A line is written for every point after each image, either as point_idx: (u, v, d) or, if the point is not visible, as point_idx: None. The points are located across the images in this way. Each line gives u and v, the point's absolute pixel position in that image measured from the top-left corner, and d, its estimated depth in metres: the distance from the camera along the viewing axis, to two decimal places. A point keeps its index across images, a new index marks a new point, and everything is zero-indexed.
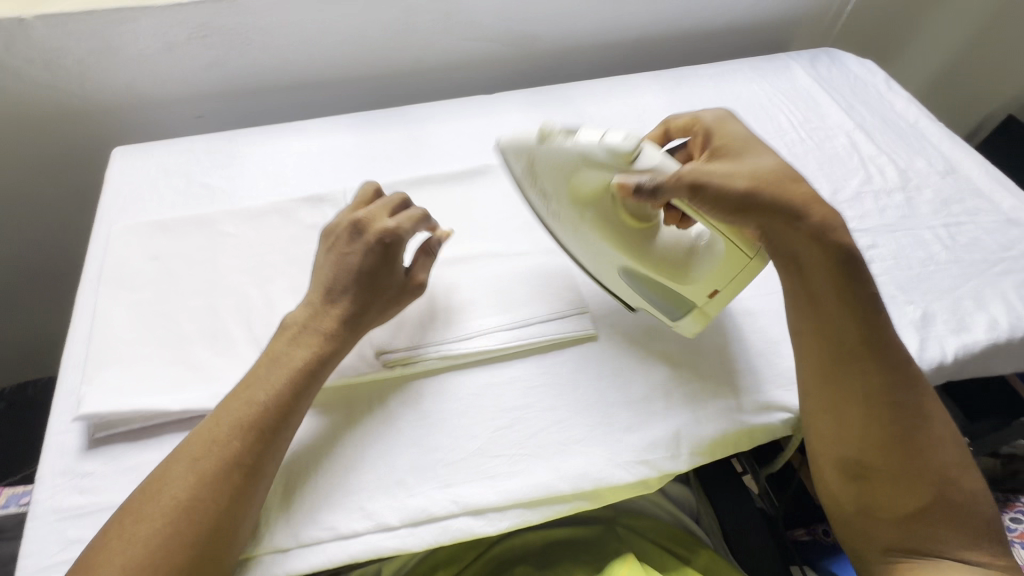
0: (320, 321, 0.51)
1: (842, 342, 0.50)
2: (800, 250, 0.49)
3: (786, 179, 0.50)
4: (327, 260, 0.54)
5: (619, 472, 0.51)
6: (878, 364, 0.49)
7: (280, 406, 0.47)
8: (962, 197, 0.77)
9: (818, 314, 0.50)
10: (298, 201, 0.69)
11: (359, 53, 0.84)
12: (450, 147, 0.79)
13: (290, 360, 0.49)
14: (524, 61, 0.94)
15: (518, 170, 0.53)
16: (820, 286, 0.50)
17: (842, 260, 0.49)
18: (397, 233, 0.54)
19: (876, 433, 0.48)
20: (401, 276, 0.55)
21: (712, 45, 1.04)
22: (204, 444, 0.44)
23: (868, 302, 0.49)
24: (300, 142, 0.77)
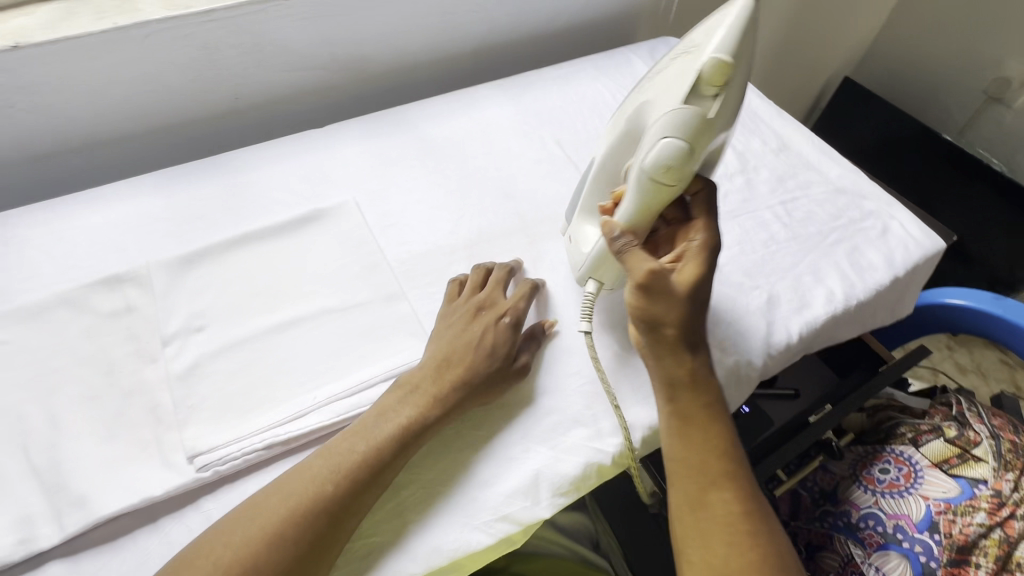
0: (440, 387, 0.50)
1: (707, 468, 0.49)
2: (674, 368, 0.51)
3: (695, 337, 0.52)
4: (452, 315, 0.56)
5: (476, 536, 0.47)
6: (742, 489, 0.48)
7: (379, 459, 0.46)
8: (795, 172, 0.80)
9: (688, 436, 0.50)
10: (89, 287, 0.59)
11: (160, 100, 0.74)
12: (278, 193, 0.71)
13: (396, 416, 0.48)
14: (360, 85, 0.88)
15: (692, 44, 0.51)
16: (691, 414, 0.51)
17: (702, 386, 0.51)
18: (514, 315, 0.56)
19: (739, 565, 0.45)
20: (512, 355, 0.54)
21: (556, 46, 1.03)
22: (301, 482, 0.44)
23: (726, 432, 0.51)
24: (95, 214, 0.66)
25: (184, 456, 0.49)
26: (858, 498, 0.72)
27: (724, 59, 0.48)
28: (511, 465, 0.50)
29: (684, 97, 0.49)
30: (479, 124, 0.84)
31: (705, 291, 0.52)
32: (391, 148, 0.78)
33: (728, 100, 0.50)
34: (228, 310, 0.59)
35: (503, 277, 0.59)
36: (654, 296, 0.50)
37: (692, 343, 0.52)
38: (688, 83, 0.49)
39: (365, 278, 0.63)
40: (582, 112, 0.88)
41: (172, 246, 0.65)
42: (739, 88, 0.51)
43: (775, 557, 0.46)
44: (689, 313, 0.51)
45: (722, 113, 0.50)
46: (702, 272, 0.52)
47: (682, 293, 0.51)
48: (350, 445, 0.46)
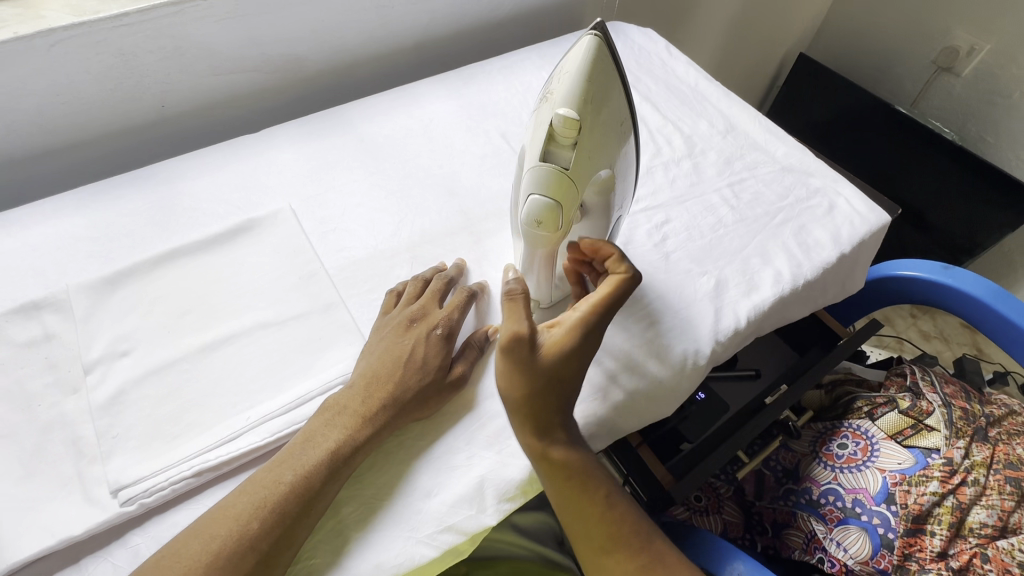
0: (369, 407, 0.48)
1: (594, 535, 0.50)
2: (535, 456, 0.48)
3: (554, 415, 0.49)
4: (384, 330, 0.54)
5: (420, 549, 0.46)
6: (628, 545, 0.49)
7: (306, 489, 0.44)
8: (742, 153, 0.80)
9: (568, 511, 0.50)
10: (3, 316, 0.56)
11: (76, 113, 0.70)
12: (209, 204, 0.68)
13: (322, 441, 0.46)
14: (296, 86, 0.85)
15: (552, 88, 0.44)
16: (563, 496, 0.49)
17: (566, 468, 0.48)
18: (447, 326, 0.54)
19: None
20: (446, 368, 0.52)
21: (501, 36, 1.01)
22: (221, 522, 0.42)
23: (601, 496, 0.50)
24: (10, 237, 0.63)
25: (106, 491, 0.46)
26: (818, 475, 0.73)
27: (570, 111, 0.41)
28: (455, 474, 0.49)
29: (540, 153, 0.44)
30: (421, 121, 0.81)
31: (575, 367, 0.49)
32: (328, 150, 0.75)
33: (596, 143, 0.43)
34: (156, 332, 0.56)
35: (438, 287, 0.58)
36: (513, 361, 0.48)
37: (549, 423, 0.48)
38: (542, 138, 0.43)
39: (300, 289, 0.61)
40: (527, 102, 0.86)
41: (95, 267, 0.61)
42: (604, 126, 0.44)
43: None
44: (549, 389, 0.48)
45: (590, 158, 0.44)
46: (569, 347, 0.48)
47: (543, 367, 0.48)
48: (273, 481, 0.44)
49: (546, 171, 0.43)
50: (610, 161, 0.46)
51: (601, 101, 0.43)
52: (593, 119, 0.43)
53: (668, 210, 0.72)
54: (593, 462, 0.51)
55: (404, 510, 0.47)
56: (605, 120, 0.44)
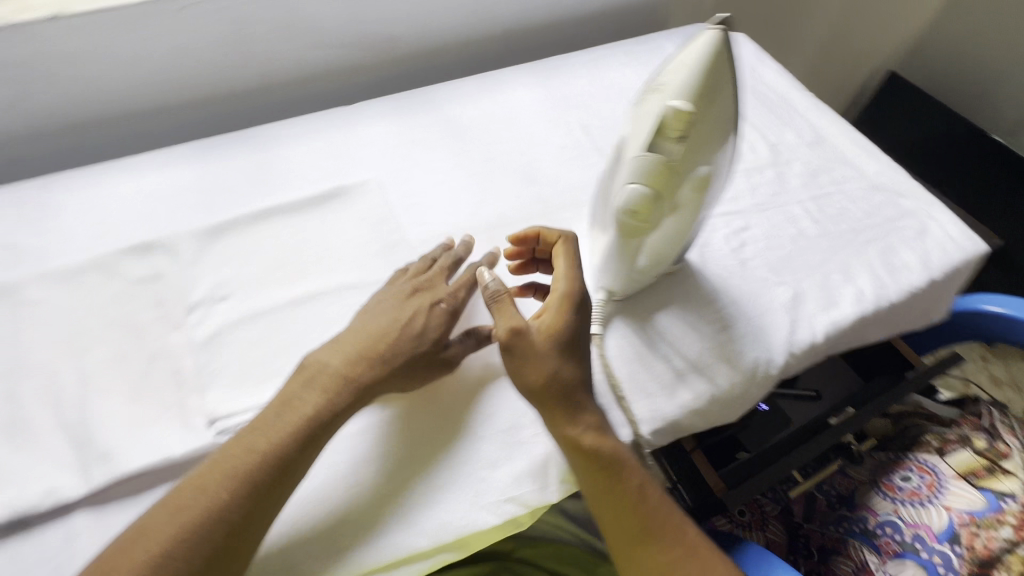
0: (355, 367, 0.49)
1: (630, 530, 0.48)
2: (570, 443, 0.48)
3: (579, 400, 0.49)
4: (387, 295, 0.54)
5: (483, 515, 0.47)
6: (665, 539, 0.48)
7: (279, 458, 0.44)
8: (830, 166, 0.77)
9: (604, 506, 0.48)
10: (121, 253, 0.61)
11: (192, 76, 0.75)
12: (302, 169, 0.72)
13: (300, 406, 0.47)
14: (387, 65, 0.88)
15: (663, 78, 0.44)
16: (596, 487, 0.48)
17: (597, 458, 0.47)
18: (451, 300, 0.55)
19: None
20: (439, 347, 0.52)
21: (588, 31, 1.01)
22: (187, 493, 0.42)
23: (636, 489, 0.48)
24: (128, 183, 0.69)
25: (203, 420, 0.50)
26: (877, 505, 0.72)
27: (681, 104, 0.41)
28: (433, 472, 0.49)
29: (645, 143, 0.44)
30: (505, 108, 0.83)
31: (573, 337, 0.51)
32: (415, 128, 0.78)
33: (700, 138, 0.44)
34: (252, 282, 0.60)
35: (445, 264, 0.58)
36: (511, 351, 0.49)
37: (578, 408, 0.49)
38: (648, 128, 0.44)
39: (384, 257, 0.63)
40: (611, 98, 0.86)
41: (200, 217, 0.66)
42: (712, 122, 0.44)
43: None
44: (564, 369, 0.49)
45: (692, 153, 0.44)
46: (567, 320, 0.51)
47: (543, 348, 0.49)
48: (245, 462, 0.44)
49: (650, 162, 0.43)
50: (710, 160, 0.46)
51: (712, 97, 0.43)
52: (703, 114, 0.43)
53: (748, 217, 0.71)
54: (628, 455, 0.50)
55: (377, 499, 0.47)
56: (714, 118, 0.44)
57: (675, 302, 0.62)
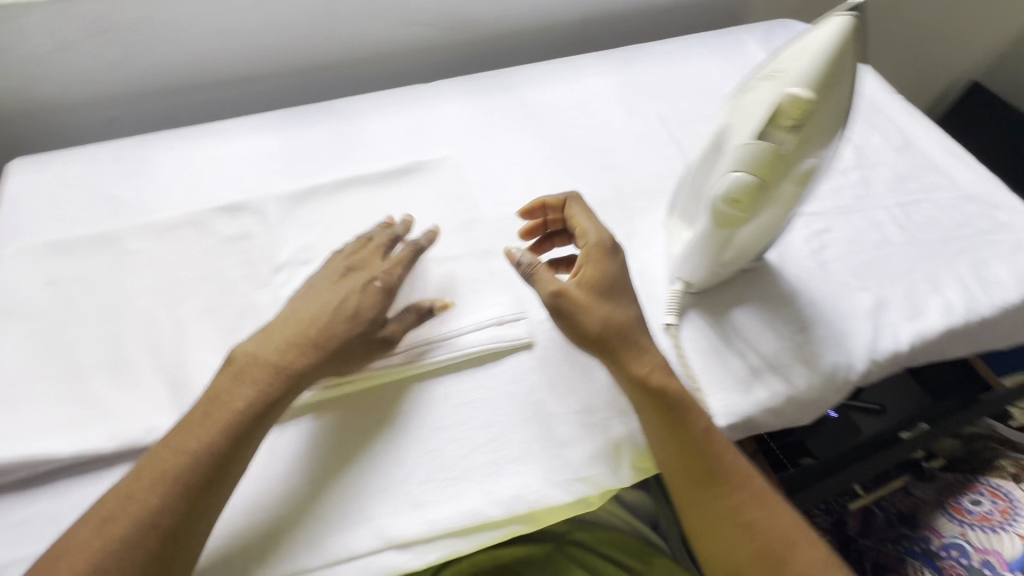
0: (287, 355, 0.47)
1: (696, 471, 0.47)
2: (637, 378, 0.49)
3: (637, 334, 0.50)
4: (319, 277, 0.53)
5: (555, 491, 0.48)
6: (731, 481, 0.47)
7: (212, 457, 0.43)
8: (919, 173, 0.74)
9: (667, 447, 0.48)
10: (213, 211, 0.64)
11: (281, 46, 0.77)
12: (382, 143, 0.73)
13: (231, 399, 0.45)
14: (465, 45, 0.87)
15: (777, 68, 0.45)
16: (661, 424, 0.48)
17: (662, 395, 0.48)
18: (386, 279, 0.53)
19: (742, 558, 0.46)
20: (376, 327, 0.51)
21: (666, 21, 0.99)
22: (119, 502, 0.41)
23: (704, 429, 0.48)
24: (219, 146, 0.71)
25: None
26: (942, 526, 0.71)
27: (802, 91, 0.42)
28: (366, 483, 0.47)
29: (756, 130, 0.44)
30: (581, 94, 0.82)
31: (619, 267, 0.53)
32: (492, 109, 0.78)
33: (814, 129, 0.44)
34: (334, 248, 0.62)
35: (382, 244, 0.56)
36: (566, 311, 0.50)
37: (637, 344, 0.50)
38: (761, 115, 0.44)
39: (460, 233, 0.64)
40: (689, 90, 0.84)
41: (285, 183, 0.68)
42: (827, 114, 0.44)
43: (777, 544, 0.46)
44: (617, 307, 0.51)
45: (803, 143, 0.44)
46: (607, 261, 0.52)
47: (594, 290, 0.51)
48: (173, 466, 0.42)
49: (763, 149, 0.43)
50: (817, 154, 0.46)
51: (830, 88, 0.43)
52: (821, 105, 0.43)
53: (830, 219, 0.68)
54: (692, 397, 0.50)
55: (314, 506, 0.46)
56: (828, 110, 0.44)
57: (752, 299, 0.61)
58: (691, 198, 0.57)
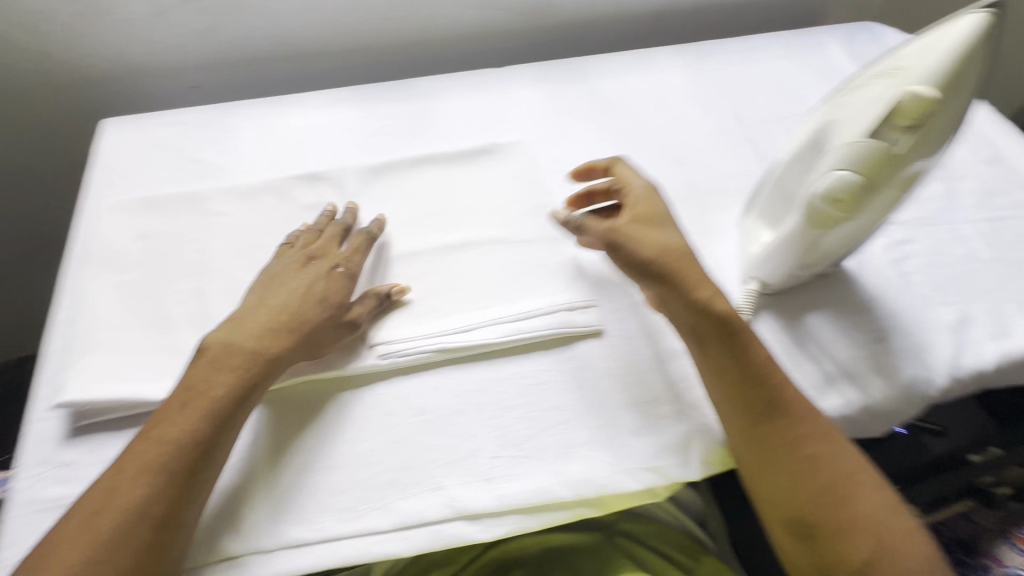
0: (264, 341, 0.48)
1: (758, 400, 0.48)
2: (697, 308, 0.51)
3: (690, 262, 0.53)
4: (278, 267, 0.54)
5: (624, 479, 0.48)
6: (795, 413, 0.48)
7: (197, 444, 0.44)
8: (1008, 189, 0.71)
9: (728, 378, 0.49)
10: (293, 180, 0.65)
11: (361, 24, 0.78)
12: (455, 124, 0.74)
13: (208, 389, 0.46)
14: (539, 32, 0.87)
15: (893, 67, 0.45)
16: (723, 352, 0.49)
17: (728, 322, 0.50)
18: (348, 266, 0.55)
19: (804, 489, 0.46)
20: (341, 310, 0.52)
21: (741, 18, 0.96)
22: (100, 497, 0.41)
23: (767, 359, 0.49)
24: (298, 118, 0.73)
25: (364, 342, 0.53)
26: (1006, 557, 0.72)
27: (925, 91, 0.42)
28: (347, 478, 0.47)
29: (869, 128, 0.45)
30: (654, 87, 0.81)
31: (667, 207, 0.56)
32: (564, 97, 0.78)
33: (930, 132, 0.44)
34: (408, 223, 0.63)
35: (336, 234, 0.58)
36: (619, 243, 0.54)
37: (694, 273, 0.52)
38: (877, 113, 0.44)
39: (532, 218, 0.64)
40: (765, 89, 0.82)
41: (362, 157, 0.70)
42: (944, 118, 0.44)
43: (840, 479, 0.46)
44: (671, 238, 0.54)
45: (917, 145, 0.44)
46: (654, 199, 0.56)
47: (645, 222, 0.54)
48: (160, 455, 0.43)
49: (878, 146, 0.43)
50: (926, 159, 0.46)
51: (950, 92, 0.43)
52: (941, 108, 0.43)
53: (912, 230, 0.66)
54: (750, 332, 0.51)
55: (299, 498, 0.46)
56: (945, 115, 0.44)
57: (828, 305, 0.59)
58: (776, 201, 0.56)
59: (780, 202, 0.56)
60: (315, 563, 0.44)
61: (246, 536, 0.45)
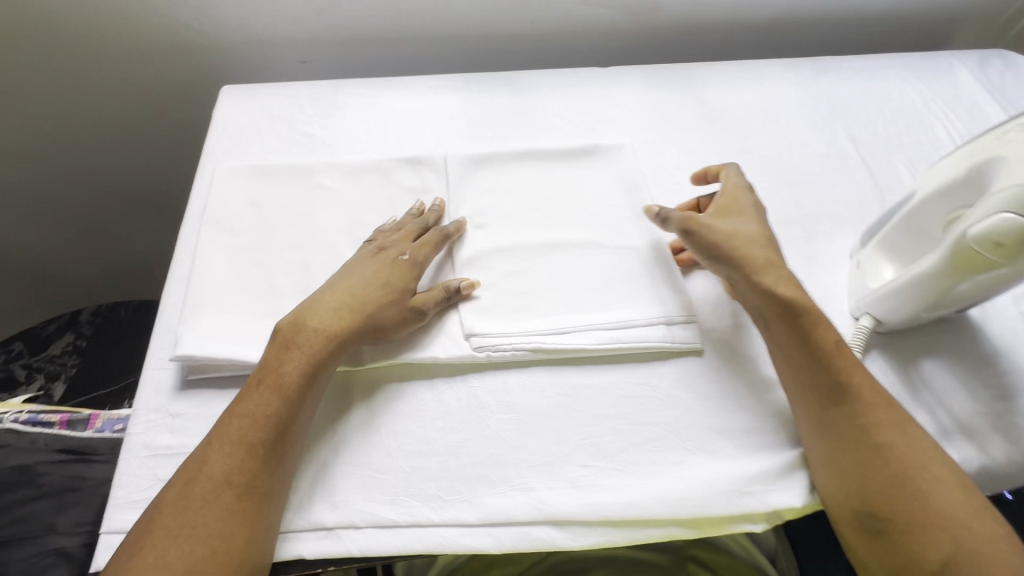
0: (337, 321, 0.49)
1: (822, 385, 0.47)
2: (768, 291, 0.51)
3: (767, 250, 0.54)
4: (352, 259, 0.55)
5: (720, 507, 0.46)
6: (863, 400, 0.46)
7: (274, 419, 0.45)
8: None
9: (794, 362, 0.49)
10: (397, 161, 0.66)
11: (473, 13, 0.78)
12: (558, 121, 0.73)
13: (280, 366, 0.47)
14: (646, 34, 0.85)
15: None
16: (789, 332, 0.49)
17: (794, 307, 0.49)
18: (413, 255, 0.55)
19: (870, 477, 0.43)
20: (406, 297, 0.52)
21: (859, 36, 0.91)
22: (190, 471, 0.42)
23: (834, 344, 0.48)
24: (403, 101, 0.74)
25: (461, 333, 0.53)
26: None
27: None
28: (432, 475, 0.47)
29: None
30: (765, 101, 0.78)
31: (753, 202, 0.58)
32: (670, 104, 0.76)
33: None
34: (507, 216, 0.62)
35: (414, 228, 0.58)
36: (693, 229, 0.54)
37: (769, 258, 0.53)
38: None
39: (633, 223, 0.62)
40: (885, 113, 0.77)
41: (464, 146, 0.70)
42: None
43: (912, 471, 0.43)
44: (753, 227, 0.55)
45: None
46: (741, 194, 0.58)
47: (723, 214, 0.56)
48: (242, 429, 0.44)
49: None
50: None
51: None
52: None
53: None
54: (822, 318, 0.50)
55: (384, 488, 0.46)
56: None
57: (946, 351, 0.55)
58: (905, 239, 0.53)
59: (913, 240, 0.53)
60: (405, 546, 0.44)
61: (339, 508, 0.45)
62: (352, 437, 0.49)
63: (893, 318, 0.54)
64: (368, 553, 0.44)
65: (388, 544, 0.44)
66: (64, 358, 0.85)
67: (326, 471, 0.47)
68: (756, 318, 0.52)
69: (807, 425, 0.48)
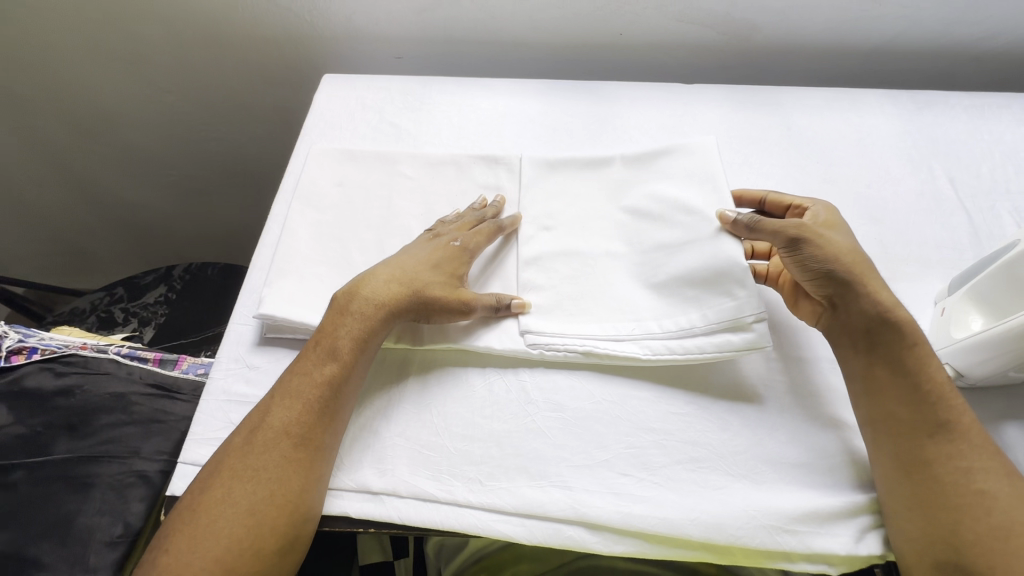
0: (392, 295, 0.52)
1: (925, 419, 0.45)
2: (882, 313, 0.48)
3: (873, 270, 0.51)
4: (410, 243, 0.59)
5: (760, 539, 0.44)
6: (970, 442, 0.44)
7: (331, 378, 0.48)
8: None
9: (891, 393, 0.46)
10: (475, 158, 0.68)
11: (564, 22, 0.80)
12: (636, 133, 0.73)
13: (334, 330, 0.50)
14: (737, 53, 0.83)
15: None
16: (897, 357, 0.47)
17: (907, 332, 0.47)
18: (464, 242, 0.58)
19: (965, 526, 0.41)
20: (456, 282, 0.55)
21: (973, 70, 0.85)
22: (259, 418, 0.46)
23: (946, 382, 0.46)
24: (488, 100, 0.77)
25: (516, 328, 0.55)
26: None
27: None
28: (475, 458, 0.48)
29: None
30: (857, 130, 0.74)
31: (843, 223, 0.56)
32: (753, 126, 0.74)
33: None
34: (575, 220, 0.63)
35: (471, 220, 0.61)
36: (806, 240, 0.51)
37: (878, 279, 0.50)
38: None
39: None
40: (993, 154, 0.72)
41: (540, 149, 0.72)
42: None
43: (1015, 525, 0.40)
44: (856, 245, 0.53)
45: None
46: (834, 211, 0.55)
47: (829, 228, 0.53)
48: (301, 385, 0.48)
49: None
50: None
51: None
52: None
53: None
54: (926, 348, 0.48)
55: (427, 465, 0.48)
56: None
57: None
58: (998, 289, 0.50)
59: (1011, 291, 0.50)
60: (442, 522, 0.46)
61: (386, 476, 0.47)
62: (401, 410, 0.51)
63: (973, 371, 0.50)
64: (406, 522, 0.46)
65: (427, 518, 0.46)
66: (155, 306, 0.95)
67: (374, 440, 0.50)
68: (852, 342, 0.49)
69: (890, 462, 0.45)
